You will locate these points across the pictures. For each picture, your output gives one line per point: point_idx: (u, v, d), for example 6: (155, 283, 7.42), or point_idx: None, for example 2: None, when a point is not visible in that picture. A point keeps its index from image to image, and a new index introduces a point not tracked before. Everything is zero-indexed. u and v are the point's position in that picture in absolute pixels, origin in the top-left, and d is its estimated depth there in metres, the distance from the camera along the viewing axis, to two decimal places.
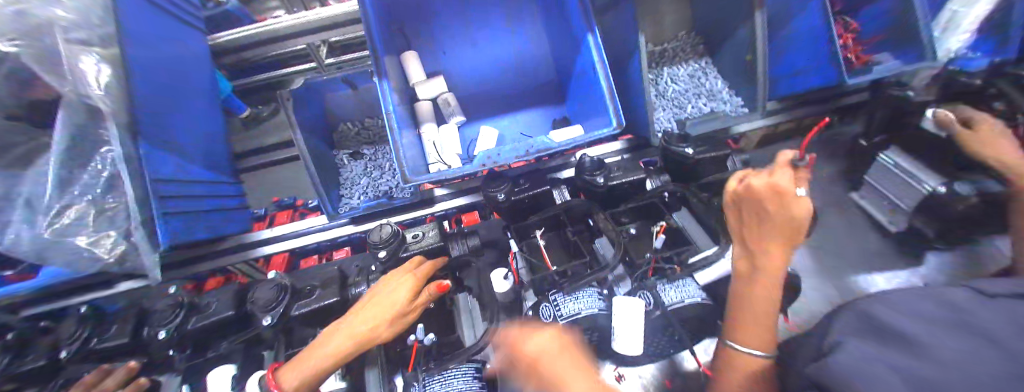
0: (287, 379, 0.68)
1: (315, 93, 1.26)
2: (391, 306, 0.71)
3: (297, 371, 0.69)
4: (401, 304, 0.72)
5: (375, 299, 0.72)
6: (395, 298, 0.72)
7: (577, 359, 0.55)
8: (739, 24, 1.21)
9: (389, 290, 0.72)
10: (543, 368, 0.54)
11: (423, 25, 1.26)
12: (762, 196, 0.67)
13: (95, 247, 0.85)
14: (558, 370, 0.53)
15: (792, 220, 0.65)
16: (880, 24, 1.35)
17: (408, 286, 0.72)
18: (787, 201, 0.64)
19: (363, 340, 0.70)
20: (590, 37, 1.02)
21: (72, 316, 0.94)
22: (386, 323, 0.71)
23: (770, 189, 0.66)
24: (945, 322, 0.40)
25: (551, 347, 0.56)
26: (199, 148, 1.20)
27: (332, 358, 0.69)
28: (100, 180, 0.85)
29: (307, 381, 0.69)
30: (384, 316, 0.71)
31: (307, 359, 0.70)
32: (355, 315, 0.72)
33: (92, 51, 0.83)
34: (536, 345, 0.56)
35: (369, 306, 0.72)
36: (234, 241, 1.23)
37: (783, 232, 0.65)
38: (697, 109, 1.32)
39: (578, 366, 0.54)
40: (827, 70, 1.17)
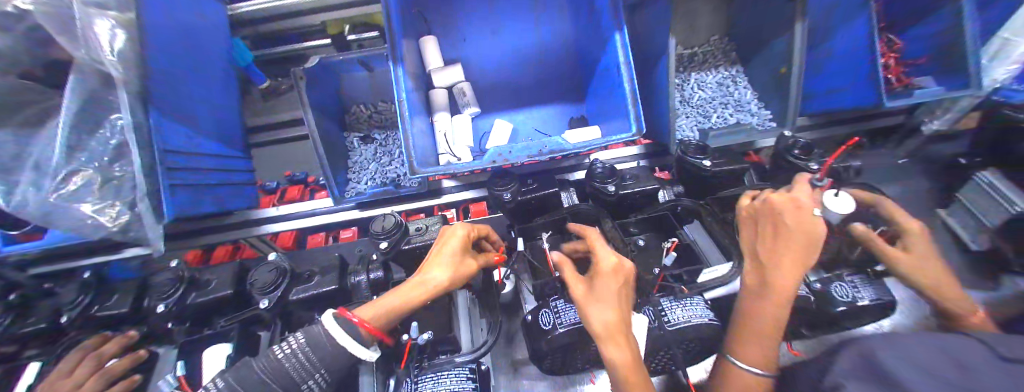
0: (365, 313, 0.68)
1: (330, 72, 1.23)
2: (457, 242, 0.77)
3: (376, 305, 0.69)
4: (464, 242, 0.77)
5: (443, 240, 0.77)
6: (456, 236, 0.77)
7: (625, 289, 0.63)
8: (777, 33, 1.14)
9: (450, 230, 0.79)
10: (597, 281, 0.63)
11: (446, 11, 1.23)
12: (784, 210, 0.67)
13: (100, 214, 0.85)
14: (608, 289, 0.61)
15: (809, 236, 0.65)
16: (927, 43, 1.27)
17: (469, 226, 0.79)
18: (804, 217, 0.66)
19: (436, 289, 0.71)
20: (618, 36, 0.96)
21: (74, 283, 0.95)
22: (457, 260, 0.75)
23: (790, 203, 0.68)
24: (946, 373, 0.38)
25: (621, 276, 0.64)
26: (212, 121, 1.20)
27: (411, 304, 0.70)
28: (108, 148, 0.86)
29: (386, 318, 0.69)
30: (454, 250, 0.75)
31: (387, 297, 0.70)
32: (428, 257, 0.75)
33: (107, 15, 0.81)
34: (610, 262, 0.65)
35: (439, 246, 0.76)
36: (241, 216, 1.24)
37: (800, 249, 0.65)
38: (723, 119, 1.26)
39: (622, 291, 0.62)
40: (864, 88, 1.10)
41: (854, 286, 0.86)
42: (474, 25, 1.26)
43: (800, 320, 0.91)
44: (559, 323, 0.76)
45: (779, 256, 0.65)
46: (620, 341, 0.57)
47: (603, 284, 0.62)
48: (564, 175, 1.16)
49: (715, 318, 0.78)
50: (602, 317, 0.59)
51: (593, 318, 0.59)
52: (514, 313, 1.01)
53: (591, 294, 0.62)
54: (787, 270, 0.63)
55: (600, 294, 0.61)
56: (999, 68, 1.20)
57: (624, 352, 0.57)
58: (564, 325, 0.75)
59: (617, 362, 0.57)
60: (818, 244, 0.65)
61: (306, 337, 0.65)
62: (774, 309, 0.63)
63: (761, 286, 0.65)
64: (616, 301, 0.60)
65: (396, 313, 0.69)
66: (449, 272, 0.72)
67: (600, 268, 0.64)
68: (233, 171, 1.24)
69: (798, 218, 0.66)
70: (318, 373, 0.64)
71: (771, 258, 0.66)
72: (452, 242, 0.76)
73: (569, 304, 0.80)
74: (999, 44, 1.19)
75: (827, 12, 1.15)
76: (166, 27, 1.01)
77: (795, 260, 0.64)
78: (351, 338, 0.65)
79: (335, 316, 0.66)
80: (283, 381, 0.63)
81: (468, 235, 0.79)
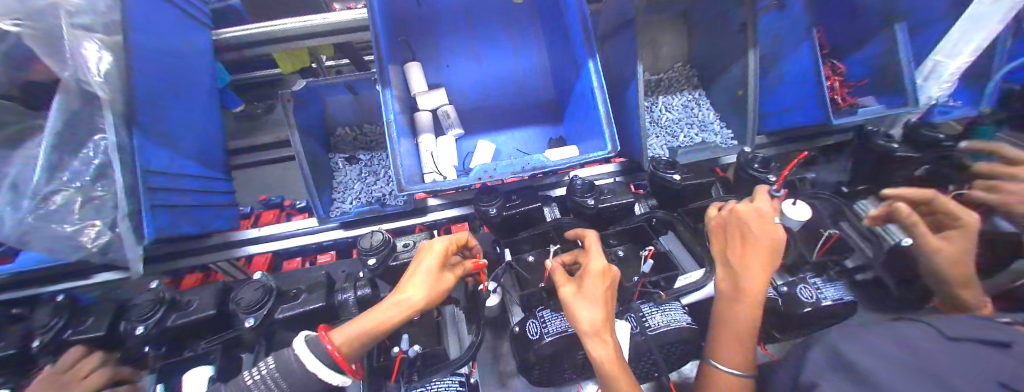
0: (341, 337, 0.66)
1: (315, 95, 1.27)
2: (434, 259, 0.76)
3: (348, 330, 0.68)
4: (441, 260, 0.76)
5: (420, 257, 0.77)
6: (433, 254, 0.76)
7: (611, 288, 0.67)
8: (733, 61, 1.26)
9: (429, 245, 0.78)
10: (585, 283, 0.66)
11: (429, 39, 1.31)
12: (746, 217, 0.74)
13: (78, 235, 0.84)
14: (595, 289, 0.65)
15: (773, 241, 0.72)
16: (866, 68, 1.42)
17: (448, 241, 0.79)
18: (764, 223, 0.73)
19: (411, 310, 0.71)
20: (591, 62, 1.05)
21: (46, 306, 0.91)
22: (435, 277, 0.75)
23: (755, 212, 0.74)
24: (907, 362, 0.42)
25: (609, 279, 0.67)
26: (195, 143, 1.20)
27: (383, 326, 0.69)
28: (90, 168, 0.85)
29: (358, 344, 0.67)
30: (431, 269, 0.75)
31: (361, 322, 0.69)
32: (406, 277, 0.74)
33: (93, 37, 0.83)
34: (599, 264, 0.68)
35: (416, 264, 0.76)
36: (220, 238, 1.21)
37: (766, 254, 0.71)
38: (690, 138, 1.36)
39: (608, 290, 0.66)
40: (813, 108, 1.22)
41: (818, 288, 0.91)
42: (456, 52, 1.34)
43: (769, 324, 0.97)
44: (546, 332, 0.79)
45: (747, 259, 0.71)
46: (604, 340, 0.62)
47: (591, 286, 0.65)
48: (546, 192, 1.21)
49: (692, 322, 0.82)
50: (591, 316, 0.62)
51: (581, 317, 0.63)
52: (502, 327, 1.03)
53: (587, 296, 0.64)
54: (755, 272, 0.69)
55: (589, 294, 0.65)
56: (934, 87, 1.35)
57: (607, 349, 0.61)
58: (550, 334, 0.78)
59: (602, 358, 0.61)
60: (779, 247, 0.72)
61: (277, 361, 0.65)
62: (747, 308, 0.67)
63: (734, 291, 0.70)
64: (603, 301, 0.64)
65: (371, 335, 0.68)
66: (425, 292, 0.72)
67: (588, 269, 0.68)
68: (214, 193, 1.24)
69: (760, 224, 0.73)
70: None
71: (740, 262, 0.71)
72: (428, 260, 0.76)
73: (556, 313, 0.83)
74: (931, 66, 1.34)
75: (775, 43, 1.29)
76: (151, 49, 1.03)
77: (761, 263, 0.69)
78: (324, 365, 0.64)
79: (311, 338, 0.66)
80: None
81: (446, 249, 0.79)
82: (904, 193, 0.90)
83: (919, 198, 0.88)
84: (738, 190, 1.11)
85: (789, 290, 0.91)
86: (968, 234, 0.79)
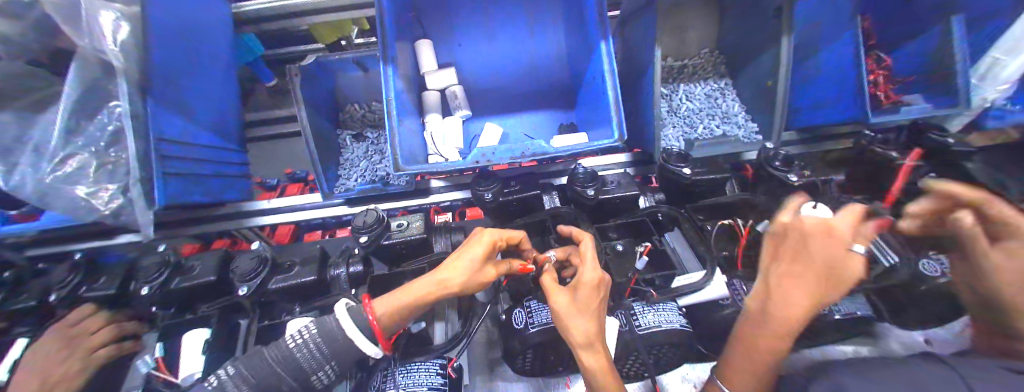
0: (381, 307, 0.70)
1: (325, 71, 1.27)
2: (482, 250, 0.74)
3: (389, 300, 0.71)
4: (488, 251, 0.74)
5: (467, 245, 0.75)
6: (481, 243, 0.74)
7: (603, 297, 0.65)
8: (764, 48, 1.16)
9: (479, 235, 0.76)
10: (579, 292, 0.63)
11: (441, 16, 1.27)
12: (808, 233, 0.62)
13: (93, 198, 0.88)
14: (584, 297, 0.63)
15: (830, 271, 0.58)
16: (917, 62, 1.28)
17: (498, 235, 0.75)
18: (831, 246, 0.59)
19: (449, 292, 0.71)
20: (604, 44, 0.99)
21: (65, 263, 0.97)
22: (476, 268, 0.73)
23: (824, 230, 0.61)
24: None
25: (602, 287, 0.65)
26: (209, 114, 1.23)
27: (418, 300, 0.71)
28: (105, 133, 0.89)
29: (396, 315, 0.70)
30: (477, 258, 0.73)
31: (403, 296, 0.72)
32: (450, 259, 0.74)
33: (113, 7, 0.84)
34: (592, 275, 0.64)
35: (463, 249, 0.75)
36: (231, 208, 1.25)
37: (817, 279, 0.58)
38: (709, 130, 1.27)
39: (600, 299, 0.64)
40: (850, 103, 1.11)
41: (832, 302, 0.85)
42: (468, 29, 1.29)
43: None
44: (531, 323, 0.78)
45: (787, 285, 0.59)
46: (593, 351, 0.60)
47: (584, 296, 0.62)
48: (550, 180, 1.18)
49: (686, 325, 0.79)
50: (582, 327, 0.60)
51: (570, 323, 0.61)
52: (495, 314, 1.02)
53: (578, 305, 0.62)
54: (793, 296, 0.57)
55: (582, 305, 0.62)
56: (990, 89, 1.21)
57: (597, 361, 0.60)
58: (535, 325, 0.77)
59: (591, 368, 0.60)
60: (840, 279, 0.58)
61: (319, 329, 0.67)
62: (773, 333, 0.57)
63: (762, 313, 0.60)
64: (591, 311, 0.62)
65: (405, 310, 0.70)
66: (466, 280, 0.72)
67: (579, 279, 0.64)
68: (227, 164, 1.27)
69: (823, 246, 0.59)
70: (328, 364, 0.67)
71: (780, 282, 0.60)
72: (475, 249, 0.73)
73: (543, 304, 0.81)
74: (990, 62, 1.19)
75: (815, 29, 1.18)
76: (169, 19, 1.04)
77: (806, 290, 0.57)
78: (360, 333, 0.67)
79: (348, 308, 0.69)
80: (294, 369, 0.65)
81: (495, 243, 0.75)
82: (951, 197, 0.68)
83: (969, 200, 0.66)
84: (758, 189, 1.03)
85: None
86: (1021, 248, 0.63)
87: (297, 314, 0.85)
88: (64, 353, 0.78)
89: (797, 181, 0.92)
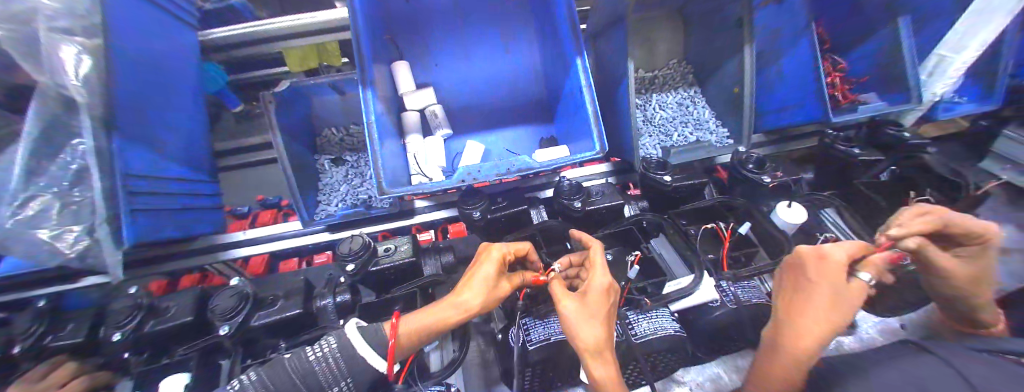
0: (406, 324, 0.68)
1: (301, 96, 1.25)
2: (493, 266, 0.72)
3: (414, 320, 0.69)
4: (499, 267, 0.72)
5: (478, 264, 0.74)
6: (491, 259, 0.72)
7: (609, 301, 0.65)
8: (729, 57, 1.22)
9: (488, 250, 0.74)
10: (587, 299, 0.63)
11: (417, 38, 1.28)
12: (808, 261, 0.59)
13: (56, 241, 0.83)
14: (594, 303, 0.63)
15: (835, 295, 0.55)
16: (869, 63, 1.38)
17: (507, 248, 0.73)
18: (833, 271, 0.56)
19: (466, 313, 0.69)
20: (579, 61, 1.02)
21: (27, 312, 0.90)
22: (492, 285, 0.71)
23: (815, 254, 0.59)
24: None
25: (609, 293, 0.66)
26: (179, 146, 1.18)
27: (439, 324, 0.69)
28: (68, 172, 0.84)
29: (418, 336, 0.68)
30: (489, 275, 0.71)
31: (423, 317, 0.70)
32: (464, 279, 0.72)
33: (73, 41, 0.81)
34: (598, 283, 0.65)
35: (475, 268, 0.73)
36: (206, 241, 1.20)
37: (827, 305, 0.54)
38: (684, 137, 1.32)
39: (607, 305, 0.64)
40: (811, 106, 1.18)
41: None
42: (444, 49, 1.31)
43: None
44: (528, 340, 0.77)
45: (796, 313, 0.55)
46: (603, 360, 0.59)
47: (591, 304, 0.62)
48: (535, 193, 1.19)
49: (681, 329, 0.79)
50: (591, 332, 0.60)
51: (579, 333, 0.60)
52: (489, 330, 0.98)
53: (585, 312, 0.62)
54: (802, 322, 0.53)
55: (590, 310, 0.62)
56: (938, 83, 1.28)
57: (606, 371, 0.59)
58: (532, 342, 0.76)
59: (600, 378, 0.58)
60: (847, 308, 0.55)
61: (336, 342, 0.66)
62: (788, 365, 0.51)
63: (773, 346, 0.55)
64: (597, 317, 0.61)
65: (428, 332, 0.69)
66: (481, 296, 0.70)
67: (588, 286, 0.65)
68: (199, 195, 1.22)
69: (824, 272, 0.57)
70: (344, 382, 0.65)
71: (789, 313, 0.56)
72: (486, 266, 0.71)
73: (537, 320, 0.81)
74: (936, 60, 1.28)
75: (774, 37, 1.25)
76: (134, 50, 1.01)
77: (815, 321, 0.53)
78: (376, 351, 0.65)
79: (359, 329, 0.67)
80: (313, 384, 0.63)
81: (505, 257, 0.73)
82: (909, 223, 0.68)
83: (932, 222, 0.68)
84: (734, 190, 1.08)
85: None
86: (989, 248, 0.72)
87: (283, 350, 0.82)
88: None
89: (770, 183, 0.98)
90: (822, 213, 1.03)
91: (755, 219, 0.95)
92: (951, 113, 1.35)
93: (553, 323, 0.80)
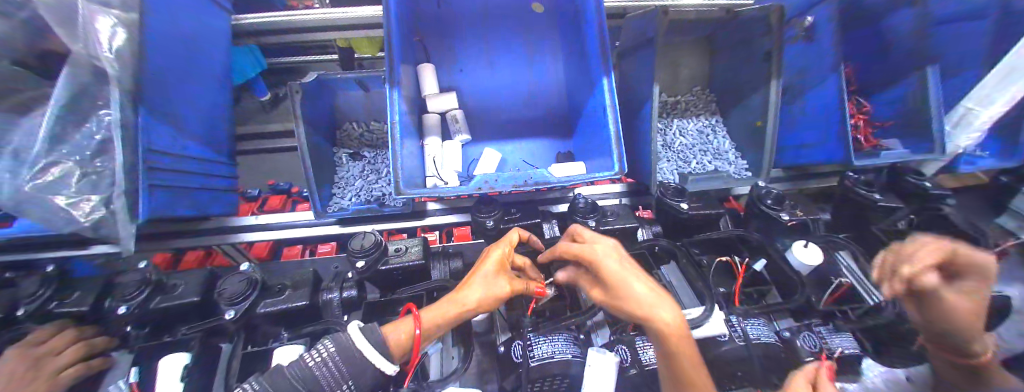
0: (425, 318, 0.72)
1: (327, 88, 1.27)
2: (493, 265, 0.77)
3: (434, 311, 0.73)
4: (498, 266, 0.77)
5: (479, 263, 0.79)
6: (491, 260, 0.77)
7: (627, 261, 0.68)
8: (754, 91, 1.23)
9: (487, 253, 0.80)
10: (610, 280, 0.67)
11: (446, 43, 1.30)
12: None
13: (73, 209, 0.83)
14: (617, 268, 0.67)
15: None
16: (893, 110, 1.38)
17: (505, 247, 0.79)
18: None
19: (471, 311, 0.73)
20: (606, 80, 1.02)
21: (35, 273, 0.91)
22: (489, 282, 0.75)
23: None
24: None
25: (616, 256, 0.70)
26: (202, 125, 1.19)
27: (439, 320, 0.72)
28: (92, 142, 0.85)
29: (437, 328, 0.73)
30: (490, 272, 0.76)
31: (426, 314, 0.73)
32: (466, 278, 0.77)
33: (110, 13, 0.82)
34: (603, 255, 0.69)
35: (475, 269, 0.78)
36: (216, 222, 1.21)
37: None
38: (701, 165, 1.31)
39: (626, 266, 0.68)
40: (834, 147, 1.17)
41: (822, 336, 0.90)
42: (471, 56, 1.33)
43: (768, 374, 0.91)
44: (531, 355, 0.77)
45: None
46: (668, 308, 0.62)
47: (610, 280, 0.66)
48: (548, 206, 1.19)
49: None
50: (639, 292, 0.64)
51: (634, 302, 0.64)
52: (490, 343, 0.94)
53: (614, 286, 0.66)
54: None
55: (619, 275, 0.66)
56: (962, 136, 1.28)
57: (677, 316, 0.61)
58: (535, 358, 0.76)
59: (674, 327, 0.61)
60: None
61: (337, 346, 0.66)
62: None
63: None
64: (629, 278, 0.65)
65: (448, 324, 0.73)
66: (481, 293, 0.74)
67: (598, 261, 0.69)
68: (216, 176, 1.23)
69: None
70: (344, 386, 0.65)
71: None
72: (486, 266, 0.77)
73: (541, 335, 0.81)
74: (963, 112, 1.27)
75: (801, 74, 1.25)
76: (169, 29, 1.03)
77: None
78: (377, 350, 0.67)
79: (359, 330, 0.68)
80: (311, 386, 0.63)
81: (504, 257, 0.79)
82: (919, 258, 0.62)
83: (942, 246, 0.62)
84: (749, 224, 1.08)
85: (789, 336, 0.89)
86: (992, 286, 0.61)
87: (283, 341, 0.81)
88: (27, 374, 0.72)
89: (786, 221, 0.97)
90: (838, 255, 1.01)
91: (769, 256, 0.94)
92: (972, 167, 1.35)
93: (556, 340, 0.80)
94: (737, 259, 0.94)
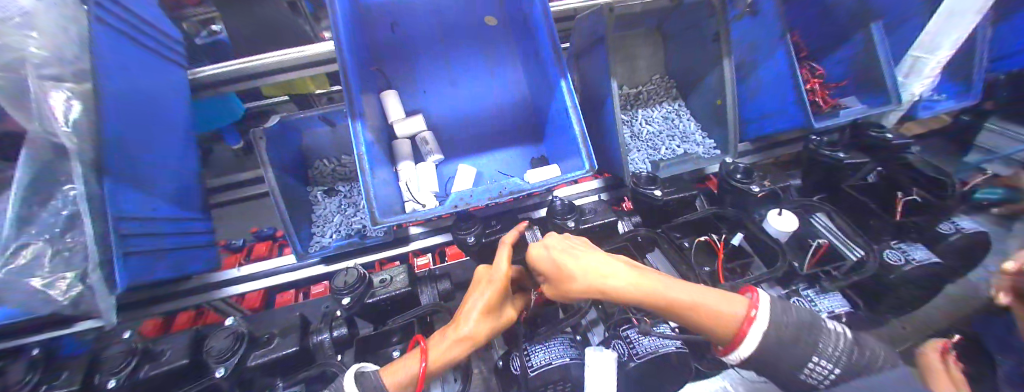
0: (433, 354, 0.69)
1: (291, 129, 1.27)
2: (493, 292, 0.73)
3: (439, 349, 0.69)
4: (498, 293, 0.73)
5: (479, 290, 0.74)
6: (490, 287, 0.73)
7: (569, 241, 0.73)
8: (709, 71, 1.26)
9: (489, 277, 0.75)
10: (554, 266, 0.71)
11: (404, 68, 1.31)
12: (765, 332, 0.57)
13: (50, 288, 0.81)
14: (552, 251, 0.71)
15: None
16: (846, 68, 1.42)
17: (505, 273, 0.73)
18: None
19: (473, 342, 0.71)
20: (564, 82, 1.05)
21: (19, 360, 0.89)
22: (489, 311, 0.72)
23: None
24: None
25: (551, 240, 0.74)
26: (171, 185, 1.17)
27: (444, 361, 0.69)
28: (61, 218, 0.83)
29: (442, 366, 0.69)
30: (488, 303, 0.72)
31: (432, 351, 0.69)
32: (464, 309, 0.72)
33: (63, 86, 0.81)
34: (540, 246, 0.74)
35: (473, 296, 0.74)
36: (198, 280, 1.20)
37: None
38: (671, 150, 1.34)
39: (569, 245, 0.72)
40: (793, 114, 1.21)
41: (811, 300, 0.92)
42: (432, 77, 1.35)
43: None
44: (529, 365, 0.77)
45: None
46: (620, 266, 0.66)
47: (550, 265, 0.70)
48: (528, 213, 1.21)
49: (683, 345, 0.82)
50: (596, 259, 0.67)
51: (584, 274, 0.66)
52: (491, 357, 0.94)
53: (561, 270, 0.69)
54: None
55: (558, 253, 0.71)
56: (916, 84, 1.34)
57: (628, 267, 0.65)
58: (534, 368, 0.76)
59: (629, 276, 0.64)
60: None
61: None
62: None
63: None
64: (576, 256, 0.68)
65: (451, 361, 0.70)
66: (476, 325, 0.71)
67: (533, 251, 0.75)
68: (193, 233, 1.21)
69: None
70: None
71: None
72: (486, 295, 0.72)
73: (536, 344, 0.81)
74: (912, 61, 1.33)
75: (752, 47, 1.29)
76: (124, 92, 1.02)
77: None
78: None
79: (360, 377, 0.65)
80: None
81: (504, 283, 0.74)
82: None
83: None
84: (725, 200, 1.10)
85: None
86: None
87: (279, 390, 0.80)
88: None
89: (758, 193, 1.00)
90: (813, 218, 1.03)
91: (747, 228, 0.97)
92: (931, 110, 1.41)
93: (552, 347, 0.80)
94: (716, 237, 0.96)
